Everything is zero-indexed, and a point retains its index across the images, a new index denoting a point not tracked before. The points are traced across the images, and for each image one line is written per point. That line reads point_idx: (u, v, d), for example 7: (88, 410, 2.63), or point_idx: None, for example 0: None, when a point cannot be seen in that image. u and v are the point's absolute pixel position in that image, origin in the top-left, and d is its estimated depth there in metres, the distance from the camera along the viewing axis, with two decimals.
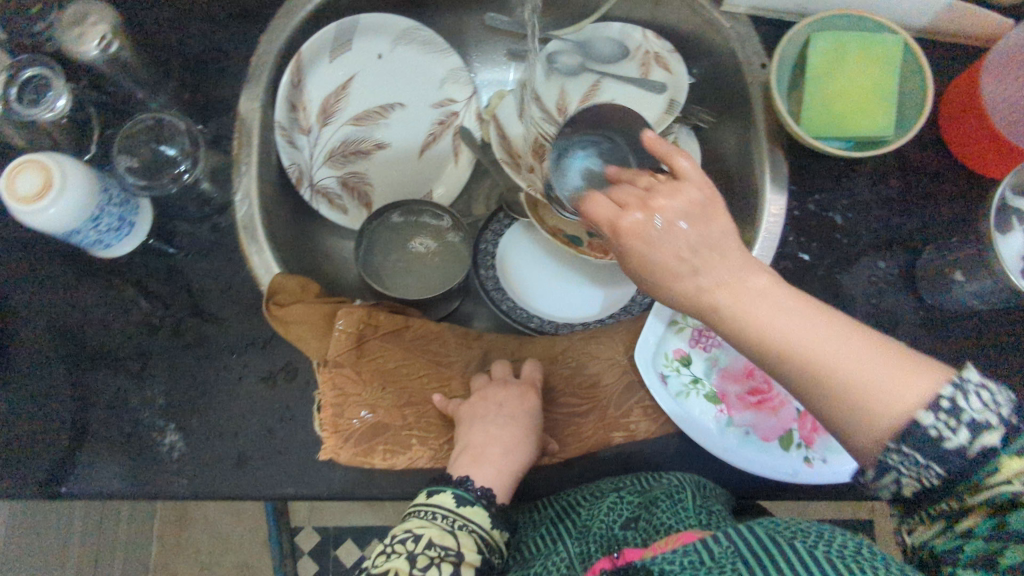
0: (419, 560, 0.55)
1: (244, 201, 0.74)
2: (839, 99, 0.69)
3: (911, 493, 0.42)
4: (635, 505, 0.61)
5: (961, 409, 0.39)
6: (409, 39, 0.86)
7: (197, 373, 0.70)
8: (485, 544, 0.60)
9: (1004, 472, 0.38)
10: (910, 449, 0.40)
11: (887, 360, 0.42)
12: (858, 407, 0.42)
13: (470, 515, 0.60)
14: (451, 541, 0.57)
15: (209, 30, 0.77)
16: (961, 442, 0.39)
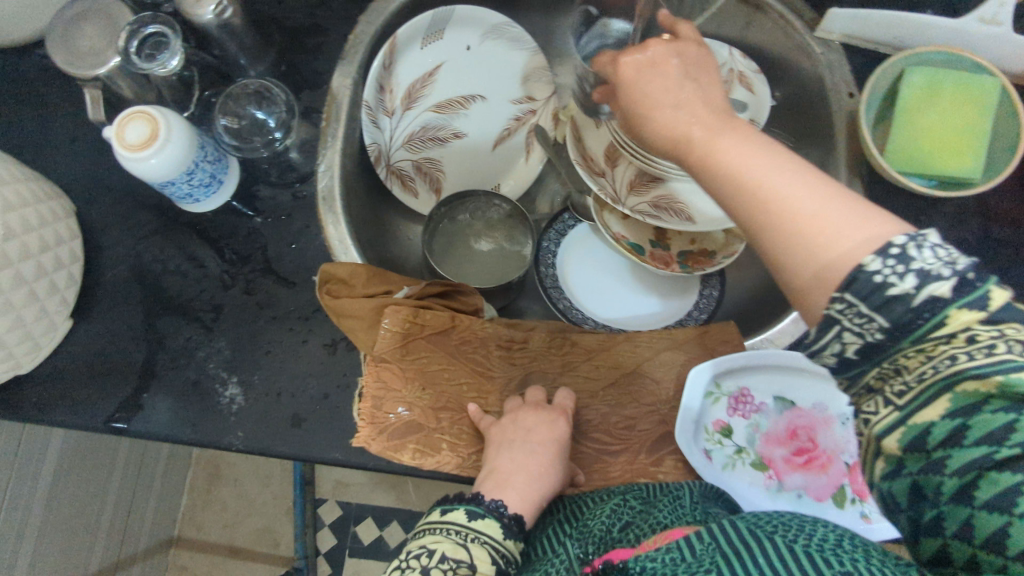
0: (432, 574, 0.51)
1: (326, 173, 0.78)
2: (927, 136, 0.68)
3: (854, 353, 0.41)
4: (636, 509, 0.59)
5: (911, 258, 0.38)
6: (499, 34, 0.88)
7: (262, 332, 0.73)
8: (502, 555, 0.55)
9: (953, 324, 0.38)
10: (854, 296, 0.39)
11: (842, 205, 0.41)
12: (802, 245, 0.41)
13: (484, 527, 0.56)
14: (465, 553, 0.53)
15: (312, 7, 0.81)
16: (907, 289, 0.38)
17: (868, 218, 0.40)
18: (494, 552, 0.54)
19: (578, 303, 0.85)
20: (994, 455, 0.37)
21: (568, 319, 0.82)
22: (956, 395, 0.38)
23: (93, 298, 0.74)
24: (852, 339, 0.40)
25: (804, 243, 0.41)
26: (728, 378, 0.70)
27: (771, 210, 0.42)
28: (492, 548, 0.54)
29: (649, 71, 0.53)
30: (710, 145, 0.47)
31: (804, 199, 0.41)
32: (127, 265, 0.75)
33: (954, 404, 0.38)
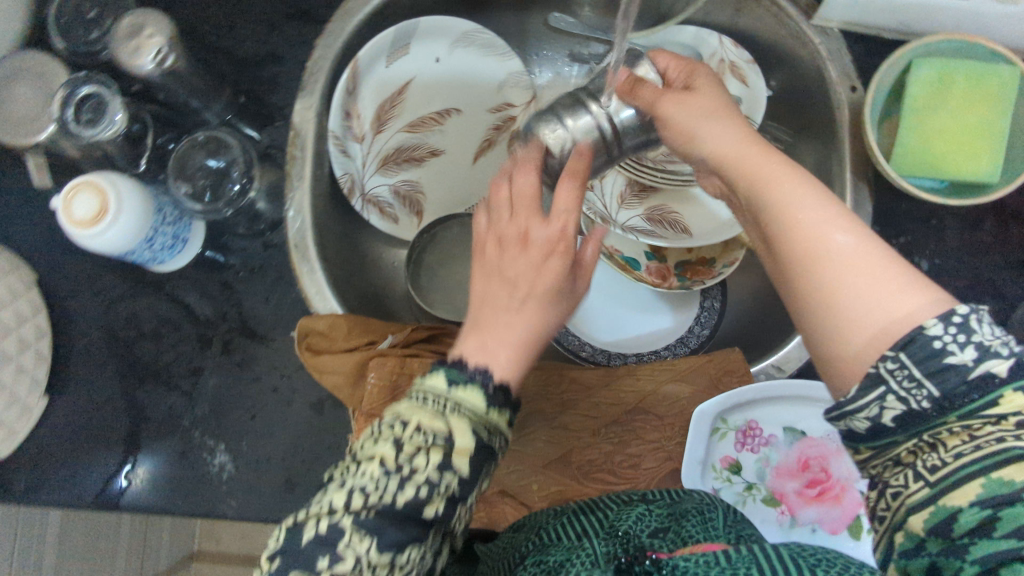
0: (403, 446, 0.37)
1: (296, 218, 0.73)
2: (937, 137, 0.63)
3: (891, 420, 0.37)
4: (666, 513, 0.52)
5: (973, 329, 0.35)
6: (469, 42, 0.81)
7: (246, 394, 0.72)
8: (487, 429, 0.39)
9: (1006, 406, 0.34)
10: (909, 359, 0.35)
11: (890, 266, 0.38)
12: (858, 305, 0.37)
13: (467, 396, 0.39)
14: (445, 424, 0.37)
15: (265, 35, 0.75)
16: (964, 361, 0.35)
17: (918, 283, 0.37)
18: (478, 418, 0.38)
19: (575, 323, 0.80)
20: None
21: (564, 347, 0.78)
22: (990, 478, 0.34)
23: (67, 370, 0.71)
24: (893, 406, 0.36)
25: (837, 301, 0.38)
26: (736, 411, 0.67)
27: (808, 260, 0.40)
28: (477, 420, 0.38)
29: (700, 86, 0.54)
30: (754, 177, 0.45)
31: (851, 254, 0.38)
32: (99, 333, 0.72)
33: (986, 488, 0.34)
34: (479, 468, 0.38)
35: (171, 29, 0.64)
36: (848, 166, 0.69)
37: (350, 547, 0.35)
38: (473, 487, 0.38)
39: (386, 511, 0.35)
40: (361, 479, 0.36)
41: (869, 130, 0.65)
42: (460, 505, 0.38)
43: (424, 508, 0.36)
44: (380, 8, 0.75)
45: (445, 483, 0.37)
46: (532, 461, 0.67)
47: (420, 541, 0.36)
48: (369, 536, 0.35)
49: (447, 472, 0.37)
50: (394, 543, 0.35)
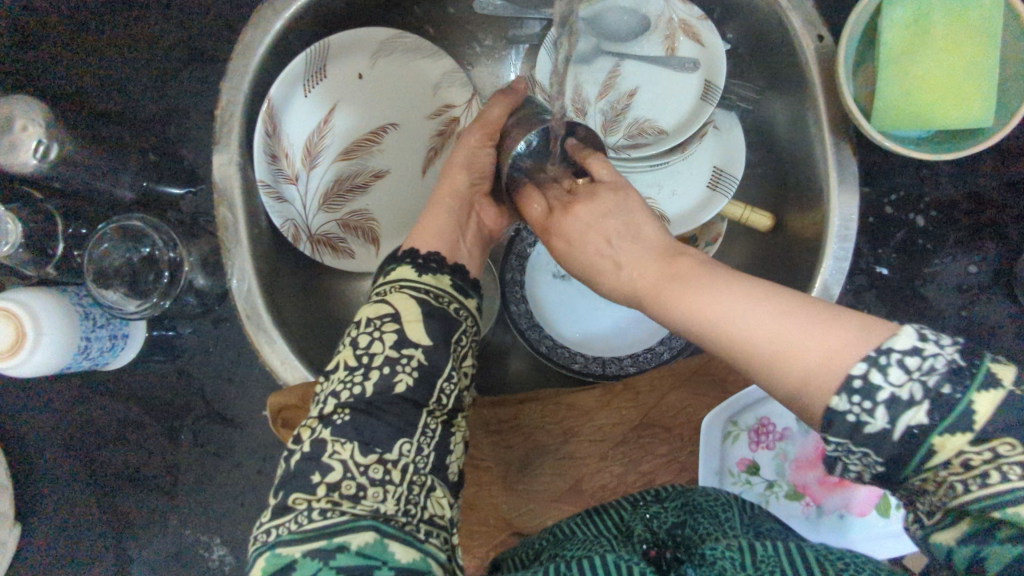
0: (359, 346, 0.43)
1: (241, 285, 0.66)
2: (921, 85, 0.57)
3: (869, 477, 0.31)
4: (681, 510, 0.48)
5: (875, 386, 0.29)
6: (391, 49, 0.73)
7: (228, 484, 0.72)
8: (432, 295, 0.47)
9: (945, 451, 0.28)
10: (839, 439, 0.30)
11: (813, 315, 0.32)
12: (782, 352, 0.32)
13: (402, 275, 0.47)
14: (386, 306, 0.45)
15: (161, 89, 0.72)
16: (883, 426, 0.29)
17: (845, 321, 0.31)
18: (418, 292, 0.46)
19: (556, 330, 0.74)
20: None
21: (554, 361, 0.72)
22: (970, 512, 0.29)
23: (35, 486, 0.70)
24: (861, 468, 0.31)
25: (777, 369, 0.32)
26: (745, 412, 0.64)
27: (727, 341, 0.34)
28: (414, 291, 0.46)
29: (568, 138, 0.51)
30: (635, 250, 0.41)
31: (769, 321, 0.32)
32: (57, 444, 0.70)
33: (972, 525, 0.29)
34: (433, 333, 0.44)
35: (43, 114, 0.59)
36: (828, 126, 0.63)
37: (336, 453, 0.39)
38: (441, 357, 0.44)
39: (359, 403, 0.41)
40: (333, 387, 0.42)
41: (845, 84, 0.59)
42: (434, 378, 0.43)
43: (393, 386, 0.42)
44: (283, 31, 0.66)
45: (405, 357, 0.43)
46: (541, 496, 0.63)
47: (406, 432, 0.41)
48: (350, 441, 0.40)
49: (403, 348, 0.43)
50: (375, 441, 0.40)
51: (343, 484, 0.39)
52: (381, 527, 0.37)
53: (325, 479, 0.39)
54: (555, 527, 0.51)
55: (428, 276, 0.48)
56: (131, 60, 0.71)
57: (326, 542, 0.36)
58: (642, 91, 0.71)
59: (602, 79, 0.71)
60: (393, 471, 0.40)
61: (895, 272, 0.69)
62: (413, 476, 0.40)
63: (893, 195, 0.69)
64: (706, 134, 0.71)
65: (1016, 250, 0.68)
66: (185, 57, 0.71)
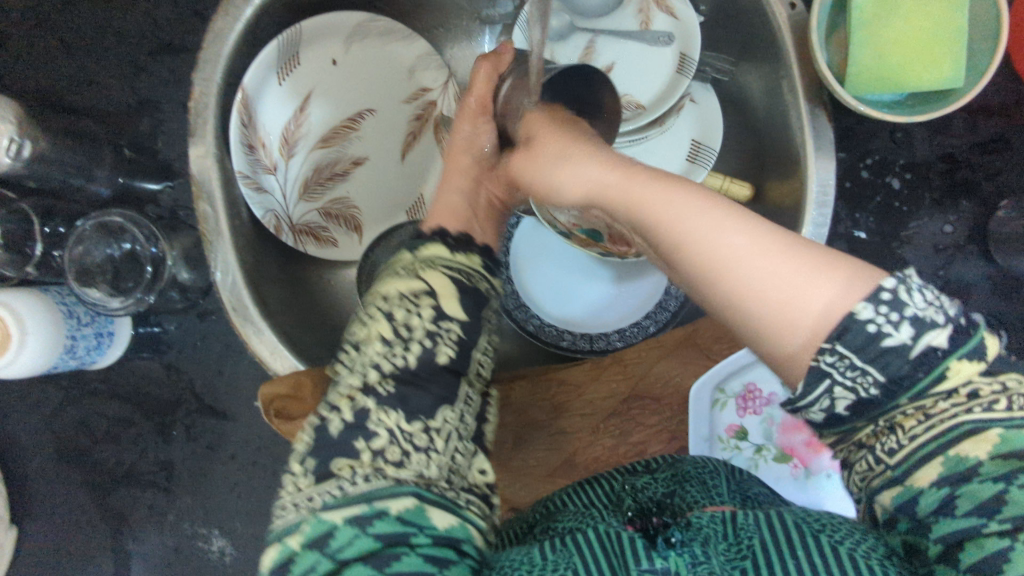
0: (395, 316, 0.42)
1: (225, 278, 0.66)
2: (892, 49, 0.58)
3: (845, 411, 0.33)
4: (671, 479, 0.49)
5: (904, 303, 0.30)
6: (365, 33, 0.73)
7: (224, 475, 0.72)
8: (466, 273, 0.46)
9: (954, 377, 0.31)
10: (846, 350, 0.31)
11: (792, 255, 0.33)
12: (780, 293, 0.32)
13: (437, 252, 0.46)
14: (422, 282, 0.43)
15: (133, 84, 0.70)
16: (903, 341, 0.30)
17: (831, 266, 0.32)
18: (450, 267, 0.45)
19: (542, 307, 0.74)
20: (984, 527, 0.31)
21: (543, 339, 0.74)
22: (949, 456, 0.31)
23: (31, 487, 0.70)
24: (847, 393, 0.32)
25: (754, 304, 0.33)
26: (732, 378, 0.65)
27: (707, 270, 0.34)
28: (451, 270, 0.44)
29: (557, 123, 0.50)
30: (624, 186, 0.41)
31: (754, 259, 0.33)
32: (50, 444, 0.70)
33: (945, 469, 0.31)
34: (471, 309, 0.44)
35: (14, 112, 0.58)
36: (802, 93, 0.63)
37: (382, 422, 0.39)
38: (477, 332, 0.44)
39: (403, 374, 0.41)
40: (370, 358, 0.41)
41: (818, 49, 0.60)
42: (471, 352, 0.43)
43: (435, 358, 0.41)
44: (253, 19, 0.66)
45: (445, 330, 0.42)
46: (534, 472, 0.64)
47: (448, 401, 0.41)
48: (395, 409, 0.39)
49: (442, 321, 0.42)
50: (419, 410, 0.40)
51: (386, 451, 0.39)
52: (424, 492, 0.38)
53: (370, 446, 0.39)
54: (549, 500, 0.51)
55: (457, 251, 0.47)
56: (98, 54, 0.69)
57: (369, 507, 0.36)
58: (618, 66, 0.71)
59: (579, 55, 0.71)
60: (436, 438, 0.40)
61: (873, 235, 0.71)
62: (457, 443, 0.41)
63: (869, 159, 0.70)
64: (684, 108, 0.72)
65: (991, 208, 0.69)
66: (155, 49, 0.70)
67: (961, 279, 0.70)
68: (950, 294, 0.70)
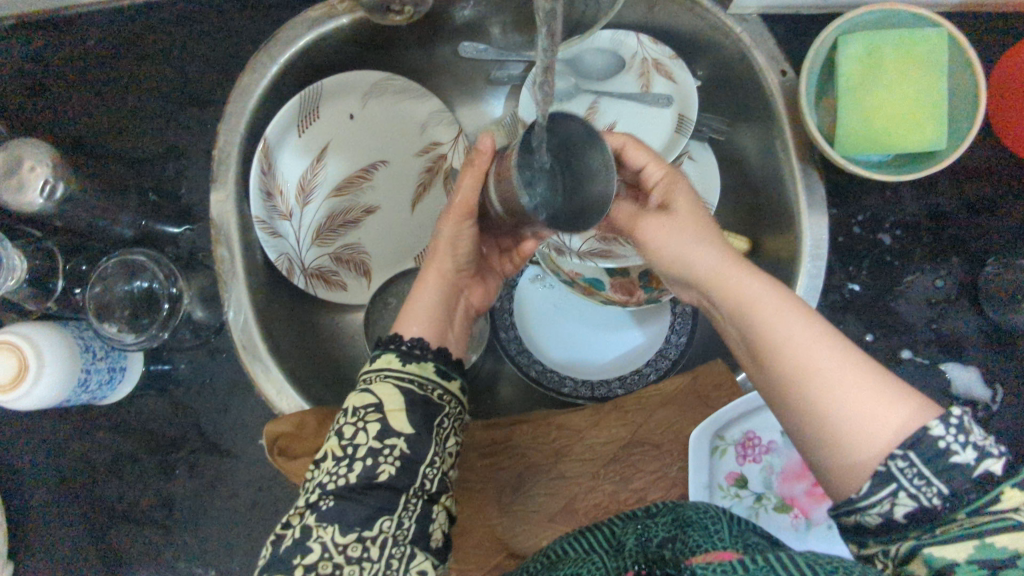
0: (344, 435, 0.45)
1: (237, 317, 0.68)
2: (877, 117, 0.62)
3: (902, 516, 0.36)
4: (673, 524, 0.48)
5: (969, 428, 0.36)
6: (381, 91, 0.76)
7: (225, 514, 0.72)
8: (415, 384, 0.48)
9: (1009, 502, 0.35)
10: (918, 457, 0.35)
11: (877, 383, 0.38)
12: (875, 410, 0.37)
13: (388, 363, 0.49)
14: (370, 398, 0.46)
15: (162, 134, 0.75)
16: (966, 460, 0.35)
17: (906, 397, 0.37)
18: (399, 380, 0.47)
19: (550, 356, 0.76)
20: None
21: (545, 385, 0.75)
22: (986, 544, 0.34)
23: (29, 522, 0.71)
24: (908, 500, 0.36)
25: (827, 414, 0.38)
26: (731, 426, 0.66)
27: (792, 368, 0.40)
28: (397, 380, 0.47)
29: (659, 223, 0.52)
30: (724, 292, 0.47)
31: (834, 369, 0.39)
32: (53, 477, 0.71)
33: (979, 551, 0.34)
34: (418, 422, 0.46)
35: (53, 157, 0.63)
36: (795, 154, 0.67)
37: (317, 537, 0.41)
38: (422, 447, 0.46)
39: (342, 490, 0.43)
40: (319, 475, 0.44)
41: (809, 114, 0.64)
42: (418, 463, 0.45)
43: (376, 477, 0.44)
44: (277, 77, 0.70)
45: (387, 447, 0.45)
46: (532, 518, 0.64)
47: (385, 511, 0.43)
48: (332, 523, 0.42)
49: (386, 438, 0.45)
50: (354, 522, 0.42)
51: (319, 565, 0.41)
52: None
53: (303, 561, 0.41)
54: (551, 547, 0.51)
55: (411, 363, 0.49)
56: (131, 107, 0.75)
57: None
58: (619, 125, 0.75)
59: (582, 115, 0.75)
60: (371, 547, 0.42)
61: (868, 288, 0.73)
62: (392, 550, 0.42)
63: (862, 215, 0.73)
64: (681, 165, 0.75)
65: (981, 263, 0.72)
66: (184, 101, 0.75)
67: (955, 333, 0.72)
68: (947, 347, 0.71)
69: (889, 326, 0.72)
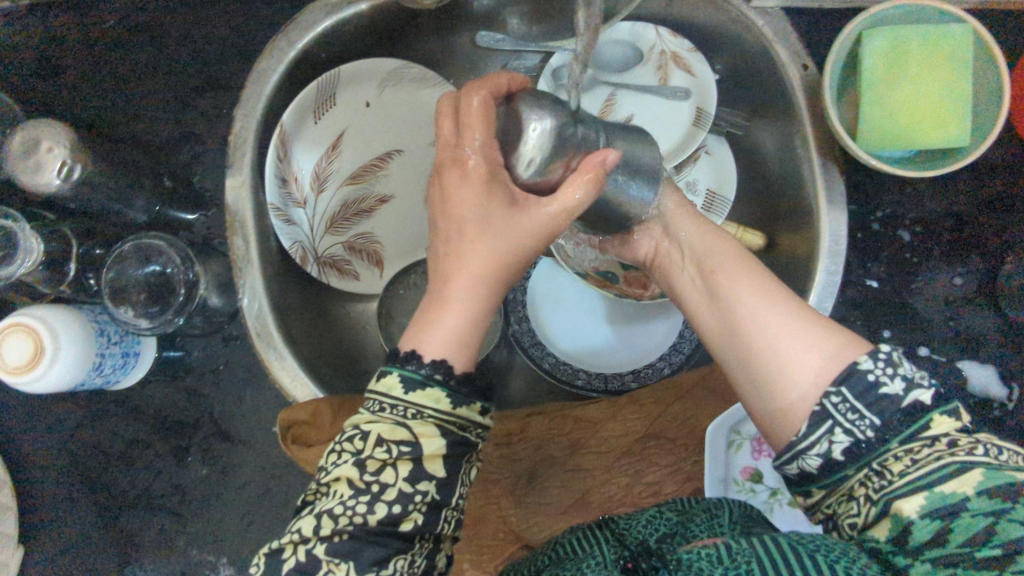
0: (367, 468, 0.39)
1: (252, 304, 0.68)
2: (899, 113, 0.62)
3: (840, 455, 0.39)
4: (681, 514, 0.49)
5: (897, 362, 0.40)
6: (398, 79, 0.76)
7: (236, 502, 0.72)
8: (458, 428, 0.41)
9: (937, 427, 0.38)
10: (848, 390, 0.39)
11: (812, 327, 0.43)
12: (808, 351, 0.42)
13: (429, 399, 0.40)
14: (405, 433, 0.40)
15: (177, 119, 0.75)
16: (896, 391, 0.39)
17: (836, 337, 0.43)
18: (442, 422, 0.41)
19: (562, 348, 0.76)
20: (983, 553, 0.34)
21: (559, 378, 0.75)
22: (932, 488, 0.36)
23: (40, 507, 0.70)
24: (845, 436, 0.39)
25: (775, 364, 0.43)
26: (749, 422, 0.66)
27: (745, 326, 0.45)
28: (442, 423, 0.41)
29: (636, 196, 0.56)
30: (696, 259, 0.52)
31: (779, 323, 0.44)
32: (64, 462, 0.71)
33: (930, 498, 0.36)
34: (451, 468, 0.41)
35: (69, 138, 0.63)
36: (815, 149, 0.67)
37: (329, 571, 0.38)
38: (452, 489, 0.41)
39: (359, 530, 0.39)
40: (331, 505, 0.39)
41: (831, 109, 0.63)
42: (443, 507, 0.41)
43: (400, 522, 0.40)
44: (294, 63, 0.70)
45: (419, 493, 0.40)
46: (548, 509, 0.63)
47: (404, 550, 0.40)
48: (347, 559, 0.38)
49: (417, 483, 0.40)
50: (371, 560, 0.39)
51: None
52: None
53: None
54: (558, 543, 0.49)
55: (458, 403, 0.41)
56: (146, 91, 0.74)
57: None
58: (636, 118, 0.74)
59: (600, 106, 0.74)
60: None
61: (885, 285, 0.73)
62: None
63: (880, 212, 0.73)
64: (699, 158, 0.75)
65: (999, 261, 0.72)
66: (200, 86, 0.75)
67: (971, 331, 0.72)
68: (963, 345, 0.71)
69: (906, 323, 0.72)
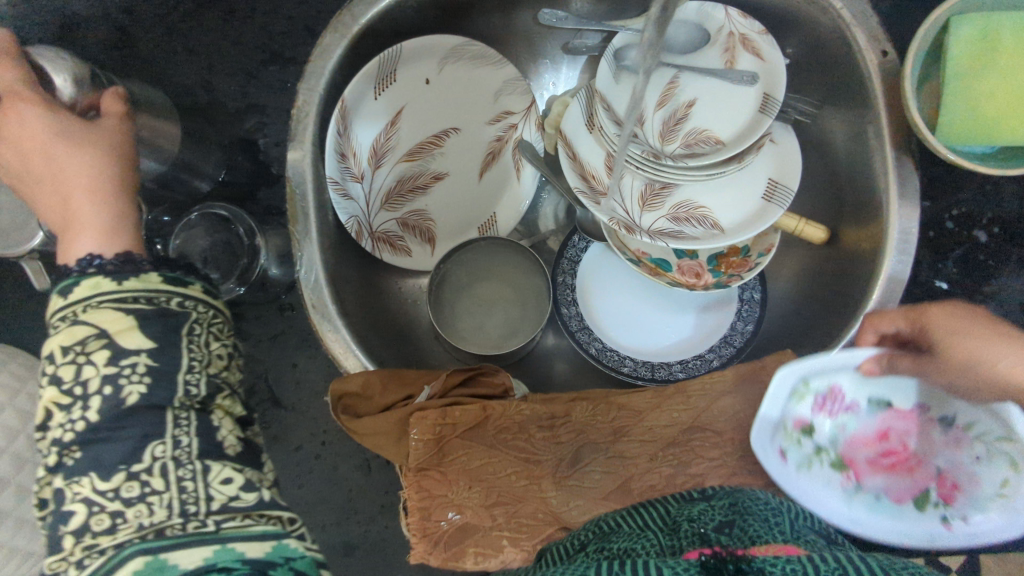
0: (62, 376, 0.41)
1: (308, 275, 0.69)
2: (987, 104, 0.58)
3: None
4: (730, 509, 0.45)
5: None
6: (459, 56, 0.75)
7: (287, 461, 0.77)
8: (143, 299, 0.44)
9: None
10: None
11: None
12: None
13: (91, 288, 0.44)
14: (81, 329, 0.42)
15: (243, 90, 0.78)
16: None
17: None
18: (117, 300, 0.44)
19: (609, 335, 0.76)
20: None
21: (604, 364, 0.74)
22: None
23: None
24: None
25: None
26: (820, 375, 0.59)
27: None
28: (115, 302, 0.43)
29: (973, 328, 0.50)
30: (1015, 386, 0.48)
31: None
32: None
33: None
34: (157, 333, 0.44)
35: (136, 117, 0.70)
36: (889, 141, 0.64)
37: (78, 494, 0.39)
38: (172, 356, 0.44)
39: (85, 432, 0.40)
40: (53, 432, 0.41)
41: (912, 98, 0.60)
42: (177, 374, 0.43)
43: (121, 399, 0.41)
44: (358, 37, 0.70)
45: (126, 367, 0.42)
46: (588, 494, 0.63)
47: (157, 436, 0.41)
48: (87, 475, 0.39)
49: (121, 359, 0.42)
50: (116, 461, 0.40)
51: (93, 521, 0.39)
52: (153, 545, 0.38)
53: (71, 525, 0.39)
54: (602, 520, 0.50)
55: (125, 280, 0.45)
56: (215, 63, 0.78)
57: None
58: (700, 102, 0.70)
59: (662, 89, 0.71)
60: (149, 480, 0.40)
61: (957, 286, 0.70)
62: (178, 473, 0.41)
63: (955, 210, 0.71)
64: (763, 145, 0.69)
65: None
66: (266, 60, 0.78)
67: None
68: None
69: None
